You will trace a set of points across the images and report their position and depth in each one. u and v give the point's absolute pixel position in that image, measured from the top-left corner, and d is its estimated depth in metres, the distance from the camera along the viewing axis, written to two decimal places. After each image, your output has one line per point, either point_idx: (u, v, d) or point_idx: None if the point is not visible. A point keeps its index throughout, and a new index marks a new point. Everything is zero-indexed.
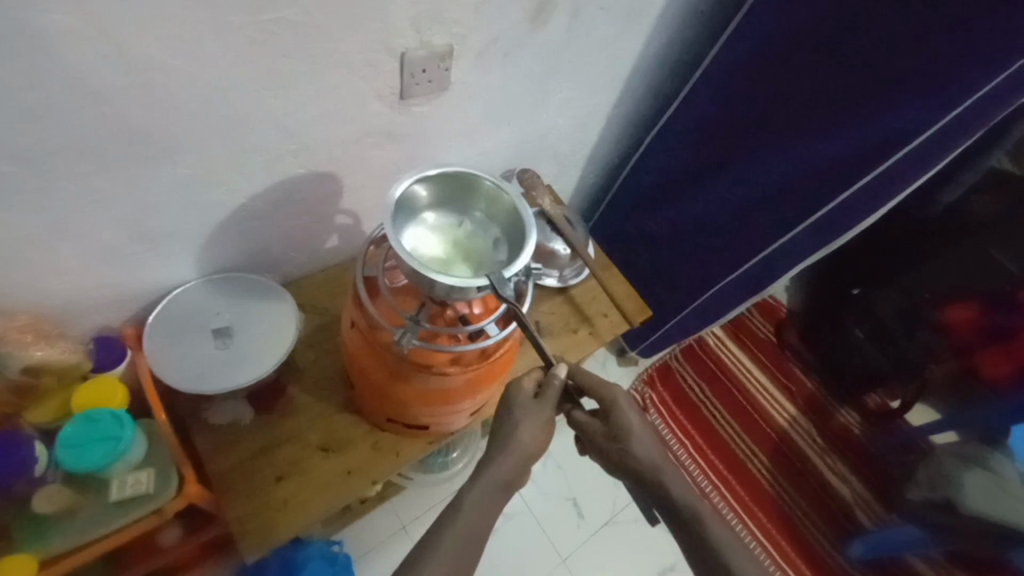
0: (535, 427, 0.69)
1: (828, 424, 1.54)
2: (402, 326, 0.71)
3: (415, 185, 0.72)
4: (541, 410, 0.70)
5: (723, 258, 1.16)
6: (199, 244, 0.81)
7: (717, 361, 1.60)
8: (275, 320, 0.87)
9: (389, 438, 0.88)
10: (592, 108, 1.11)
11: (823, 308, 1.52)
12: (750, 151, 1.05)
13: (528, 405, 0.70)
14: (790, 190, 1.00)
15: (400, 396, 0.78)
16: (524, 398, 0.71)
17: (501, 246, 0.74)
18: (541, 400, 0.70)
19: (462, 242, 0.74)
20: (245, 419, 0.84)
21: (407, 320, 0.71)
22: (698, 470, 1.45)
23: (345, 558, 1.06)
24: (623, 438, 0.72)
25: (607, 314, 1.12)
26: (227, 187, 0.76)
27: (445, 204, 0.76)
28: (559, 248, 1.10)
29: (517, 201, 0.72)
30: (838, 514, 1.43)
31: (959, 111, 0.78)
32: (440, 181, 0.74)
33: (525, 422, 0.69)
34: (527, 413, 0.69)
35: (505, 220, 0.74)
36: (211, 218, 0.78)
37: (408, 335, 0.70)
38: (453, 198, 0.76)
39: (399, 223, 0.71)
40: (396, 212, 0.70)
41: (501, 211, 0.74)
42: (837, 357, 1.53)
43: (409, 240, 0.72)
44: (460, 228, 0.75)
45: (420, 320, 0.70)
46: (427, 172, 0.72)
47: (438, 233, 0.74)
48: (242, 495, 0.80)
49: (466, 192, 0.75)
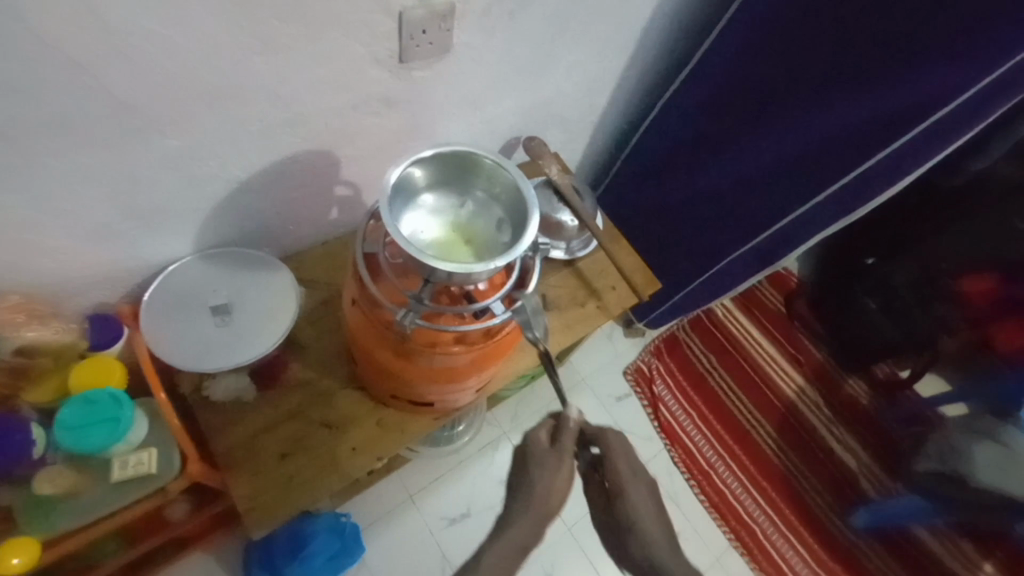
0: (548, 482, 0.68)
1: (836, 395, 1.53)
2: (403, 305, 0.69)
3: (409, 170, 0.66)
4: (556, 464, 0.68)
5: (733, 230, 1.12)
6: (193, 221, 0.78)
7: (726, 333, 1.58)
8: (275, 295, 0.83)
9: (392, 415, 0.87)
10: (601, 71, 1.05)
11: (837, 278, 1.51)
12: (769, 117, 0.99)
13: (543, 456, 0.69)
14: (807, 160, 0.96)
15: (404, 375, 0.77)
16: (540, 448, 0.70)
17: (505, 228, 0.69)
18: (559, 452, 0.69)
19: (465, 225, 0.70)
20: (249, 397, 0.83)
21: (409, 299, 0.68)
22: (704, 441, 1.45)
23: (352, 525, 1.07)
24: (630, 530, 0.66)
25: (614, 287, 1.09)
26: (220, 159, 0.72)
27: (444, 184, 0.70)
28: (566, 219, 1.07)
29: (519, 180, 0.67)
30: (842, 483, 1.44)
31: (993, 77, 0.72)
32: (437, 162, 0.68)
33: (541, 476, 0.68)
34: (545, 464, 0.69)
35: (507, 200, 0.69)
36: (204, 191, 0.75)
37: (410, 316, 0.67)
38: (451, 177, 0.70)
39: (396, 214, 0.67)
40: (392, 205, 0.66)
41: (503, 190, 0.69)
42: (848, 329, 1.51)
43: (409, 230, 0.68)
44: (461, 210, 0.70)
45: (422, 301, 0.67)
46: (421, 154, 0.66)
47: (439, 219, 0.70)
48: (246, 471, 0.79)
49: (464, 171, 0.70)
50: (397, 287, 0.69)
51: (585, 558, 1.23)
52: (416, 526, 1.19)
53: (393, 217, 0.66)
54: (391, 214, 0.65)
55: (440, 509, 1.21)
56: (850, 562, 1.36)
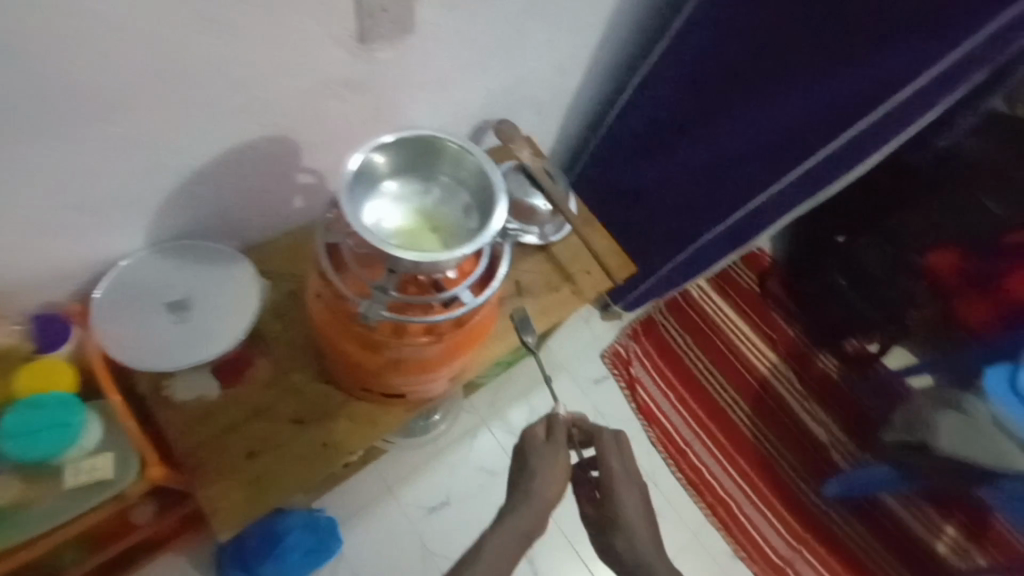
0: (547, 473, 0.74)
1: (808, 371, 1.56)
2: (368, 297, 0.67)
3: (370, 155, 0.63)
4: (554, 456, 0.75)
5: (708, 211, 1.12)
6: (145, 214, 0.73)
7: (701, 314, 1.59)
8: (234, 287, 0.79)
9: (365, 407, 0.85)
10: (572, 50, 1.02)
11: (810, 255, 1.52)
12: (741, 95, 0.98)
13: (541, 450, 0.76)
14: (778, 139, 0.95)
15: (374, 367, 0.75)
16: (538, 443, 0.76)
17: (473, 213, 0.67)
18: (555, 445, 0.76)
19: (430, 213, 0.67)
20: (212, 395, 0.80)
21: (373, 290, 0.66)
22: (681, 421, 1.47)
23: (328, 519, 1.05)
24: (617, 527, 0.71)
25: (589, 271, 1.08)
26: (170, 146, 0.68)
27: (407, 170, 0.68)
28: (538, 204, 1.05)
29: (484, 163, 0.65)
30: (814, 456, 1.47)
31: (961, 50, 0.72)
32: (398, 148, 0.66)
33: (539, 468, 0.74)
34: (544, 457, 0.75)
35: (474, 184, 0.67)
36: (152, 181, 0.71)
37: (374, 308, 0.65)
38: (415, 164, 0.68)
39: (358, 201, 0.63)
40: (352, 192, 0.62)
41: (469, 174, 0.67)
42: (819, 305, 1.56)
43: (372, 218, 0.65)
44: (427, 196, 0.68)
45: (387, 292, 0.65)
46: (382, 139, 0.63)
47: (404, 206, 0.67)
48: (212, 471, 0.77)
49: (428, 156, 0.67)
50: (361, 278, 0.66)
51: (569, 547, 1.22)
52: (395, 516, 1.18)
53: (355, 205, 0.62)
54: (352, 202, 0.62)
55: (420, 499, 1.21)
56: (823, 532, 1.40)
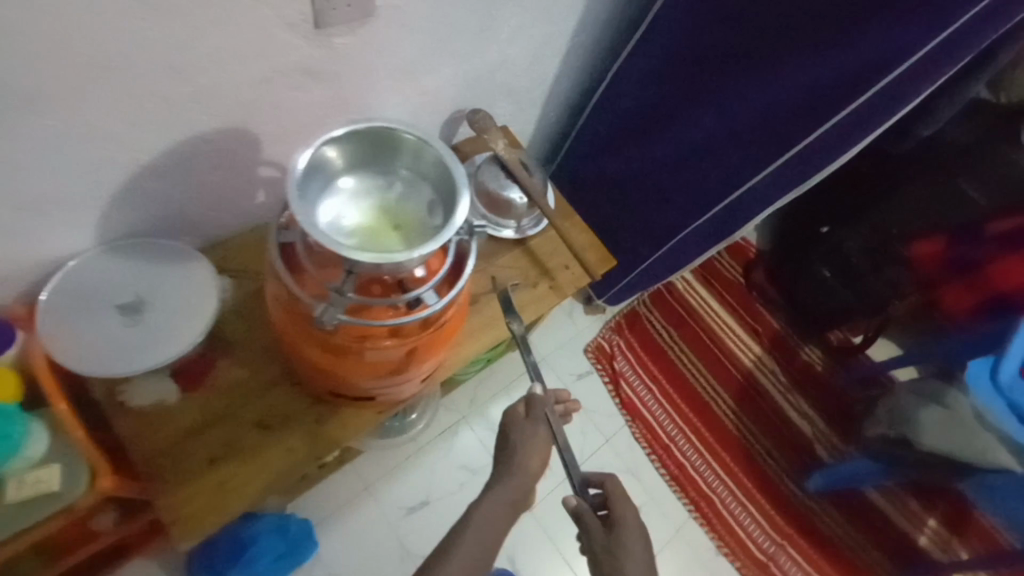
0: (530, 444, 0.78)
1: (792, 363, 1.55)
2: (324, 300, 0.63)
3: (322, 150, 0.60)
4: (534, 428, 0.79)
5: (688, 203, 1.10)
6: (92, 211, 0.70)
7: (685, 306, 1.58)
8: (191, 290, 0.76)
9: (333, 411, 0.82)
10: (547, 37, 0.99)
11: (794, 246, 1.50)
12: (721, 83, 0.96)
13: (521, 424, 0.79)
14: (758, 128, 0.93)
15: (338, 371, 0.72)
16: (518, 418, 0.80)
17: (436, 208, 0.64)
18: (535, 420, 0.79)
19: (391, 208, 0.64)
20: (171, 400, 0.77)
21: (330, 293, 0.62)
22: (665, 415, 1.46)
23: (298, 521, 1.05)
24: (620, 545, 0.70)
25: (568, 266, 1.05)
26: (116, 140, 0.65)
27: (365, 164, 0.64)
28: (515, 197, 1.02)
29: (445, 156, 0.62)
30: (797, 449, 1.47)
31: (945, 36, 0.70)
32: (353, 142, 0.62)
33: (522, 443, 0.78)
34: (524, 431, 0.79)
35: (436, 177, 0.64)
36: (99, 176, 0.67)
37: (330, 312, 0.62)
38: (372, 158, 0.64)
39: (312, 200, 0.60)
40: (305, 190, 0.59)
41: (431, 167, 0.64)
42: (804, 297, 1.53)
43: (329, 217, 0.61)
44: (386, 192, 0.64)
45: (345, 294, 0.61)
46: (334, 132, 0.60)
47: (364, 202, 0.64)
48: (171, 479, 0.74)
49: (385, 150, 0.64)
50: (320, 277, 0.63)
51: (550, 542, 1.21)
52: (374, 516, 1.16)
53: (309, 204, 0.59)
54: (306, 200, 0.58)
55: (398, 499, 1.18)
56: (806, 525, 1.40)
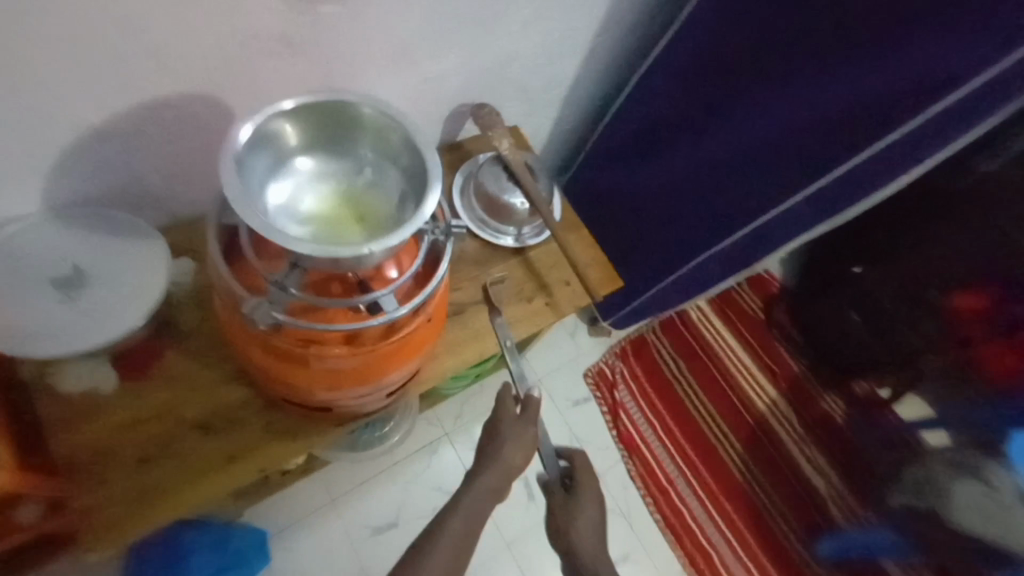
0: (516, 448, 0.71)
1: (809, 411, 1.42)
2: (261, 295, 0.56)
3: (270, 125, 0.51)
4: (526, 429, 0.73)
5: (709, 225, 1.00)
6: (35, 177, 0.63)
7: (697, 338, 1.46)
8: (139, 267, 0.68)
9: (286, 419, 0.73)
10: (565, 31, 0.91)
11: (820, 283, 1.41)
12: (754, 96, 0.86)
13: (512, 426, 0.73)
14: (790, 146, 0.83)
15: (285, 376, 0.63)
16: (510, 418, 0.73)
17: (404, 194, 0.54)
18: (527, 422, 0.73)
19: (353, 195, 0.55)
20: (107, 389, 0.70)
21: (269, 288, 0.55)
22: (665, 454, 1.34)
23: (244, 532, 1.00)
24: (575, 511, 0.73)
25: (568, 283, 0.96)
26: (61, 98, 0.58)
27: (324, 142, 0.55)
28: (515, 202, 0.94)
29: (414, 131, 0.52)
30: (808, 507, 1.33)
31: (1021, 55, 0.59)
32: (306, 116, 0.53)
33: (509, 443, 0.72)
34: (513, 434, 0.72)
35: (404, 157, 0.55)
36: (41, 137, 0.60)
37: (265, 310, 0.55)
38: (331, 136, 0.55)
39: (257, 184, 0.51)
40: (247, 172, 0.50)
41: (398, 146, 0.54)
42: (828, 340, 1.42)
43: (279, 204, 0.52)
44: (348, 175, 0.55)
45: (287, 290, 0.54)
46: (282, 103, 0.51)
47: (324, 188, 0.55)
48: (93, 479, 0.66)
49: (345, 126, 0.54)
50: (260, 270, 0.55)
51: None
52: (337, 533, 1.07)
53: (250, 188, 0.50)
54: (246, 184, 0.49)
55: (365, 517, 1.09)
56: None
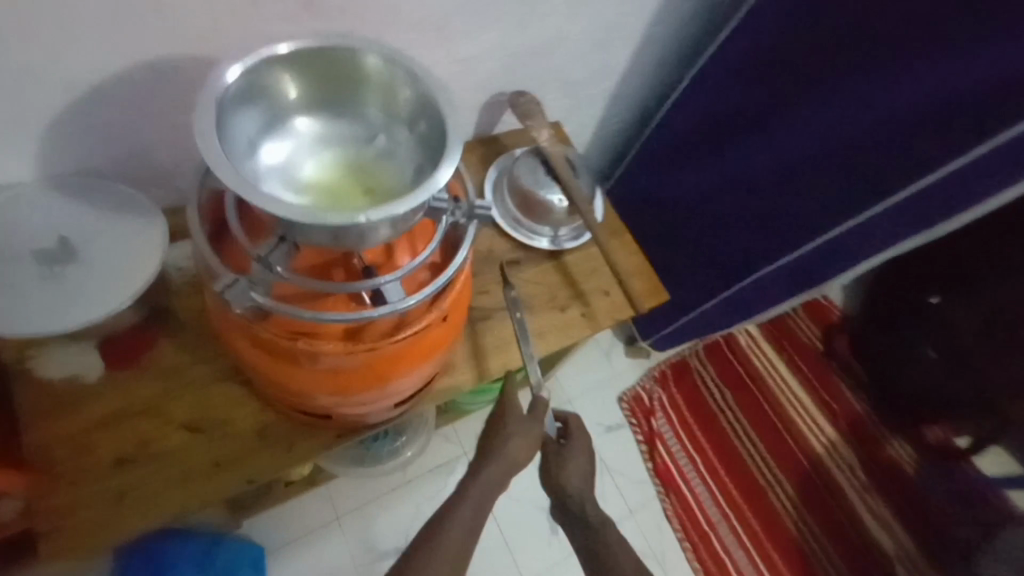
0: (526, 447, 0.64)
1: (873, 456, 1.26)
2: (244, 274, 0.47)
3: (259, 73, 0.44)
4: (532, 427, 0.65)
5: (770, 238, 0.88)
6: (29, 144, 0.58)
7: (746, 366, 1.31)
8: (132, 245, 0.61)
9: (282, 425, 0.65)
10: (617, 16, 0.82)
11: (886, 313, 1.25)
12: (837, 85, 0.74)
13: (521, 423, 0.65)
14: (872, 146, 0.72)
15: (276, 376, 0.55)
16: (518, 415, 0.66)
17: (417, 159, 0.46)
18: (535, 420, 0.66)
19: (356, 162, 0.47)
20: (92, 378, 0.63)
21: (254, 267, 0.46)
22: (707, 494, 1.20)
23: (236, 543, 0.92)
24: (565, 460, 0.69)
25: (607, 293, 0.86)
26: (53, 56, 0.52)
27: (324, 100, 0.47)
28: (554, 200, 0.84)
29: (429, 82, 0.44)
30: (870, 565, 1.17)
31: None
32: (303, 66, 0.45)
33: (515, 439, 0.64)
34: (520, 434, 0.65)
35: (416, 117, 0.46)
36: (31, 100, 0.54)
37: (247, 291, 0.46)
38: (333, 93, 0.47)
39: (245, 140, 0.44)
40: (233, 125, 0.43)
41: (410, 103, 0.46)
42: (895, 373, 1.25)
43: (271, 167, 0.45)
44: (351, 140, 0.47)
45: (272, 269, 0.46)
46: (274, 49, 0.43)
47: (327, 154, 0.47)
48: (65, 478, 0.59)
49: (350, 81, 0.47)
50: (243, 245, 0.46)
51: None
52: (339, 555, 0.98)
53: (234, 144, 0.43)
54: (229, 137, 0.42)
55: (372, 539, 1.00)
56: None
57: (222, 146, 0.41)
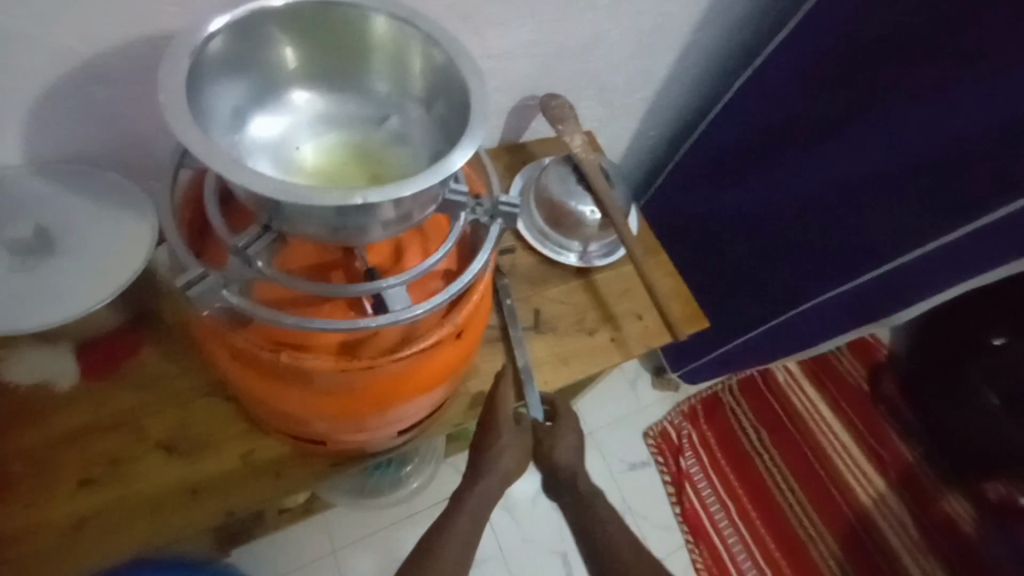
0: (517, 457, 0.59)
1: (929, 514, 1.12)
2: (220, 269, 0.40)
3: (250, 35, 0.38)
4: (523, 439, 0.59)
5: (825, 264, 0.78)
6: (13, 126, 0.53)
7: (786, 405, 1.19)
8: (120, 240, 0.55)
9: (269, 450, 0.57)
10: (658, 17, 0.75)
11: (936, 359, 1.16)
12: (912, 95, 0.64)
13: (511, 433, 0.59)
14: (952, 165, 0.62)
15: (258, 394, 0.47)
16: (507, 424, 0.59)
17: (430, 143, 0.40)
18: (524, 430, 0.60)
19: (362, 146, 0.41)
20: (66, 385, 0.57)
21: (232, 261, 0.39)
22: (740, 546, 1.08)
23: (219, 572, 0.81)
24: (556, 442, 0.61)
25: (641, 317, 0.77)
26: (34, 27, 0.46)
27: (327, 73, 0.42)
28: (586, 211, 0.76)
29: (447, 51, 0.38)
30: None
31: None
32: (302, 30, 0.39)
33: (508, 452, 0.58)
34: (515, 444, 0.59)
35: (430, 94, 0.40)
36: (11, 76, 0.49)
37: (223, 290, 0.39)
38: (337, 65, 0.41)
39: (232, 106, 0.39)
40: (218, 87, 0.38)
41: (425, 78, 0.40)
42: (949, 421, 1.15)
43: (261, 140, 0.40)
44: (356, 120, 0.42)
45: (253, 264, 0.39)
46: (267, 6, 0.37)
47: (328, 131, 0.42)
48: (23, 498, 0.53)
49: (357, 50, 0.41)
50: (222, 236, 0.39)
51: None
52: None
53: (217, 108, 0.37)
54: (210, 99, 0.37)
55: None
56: None
57: (199, 106, 0.36)
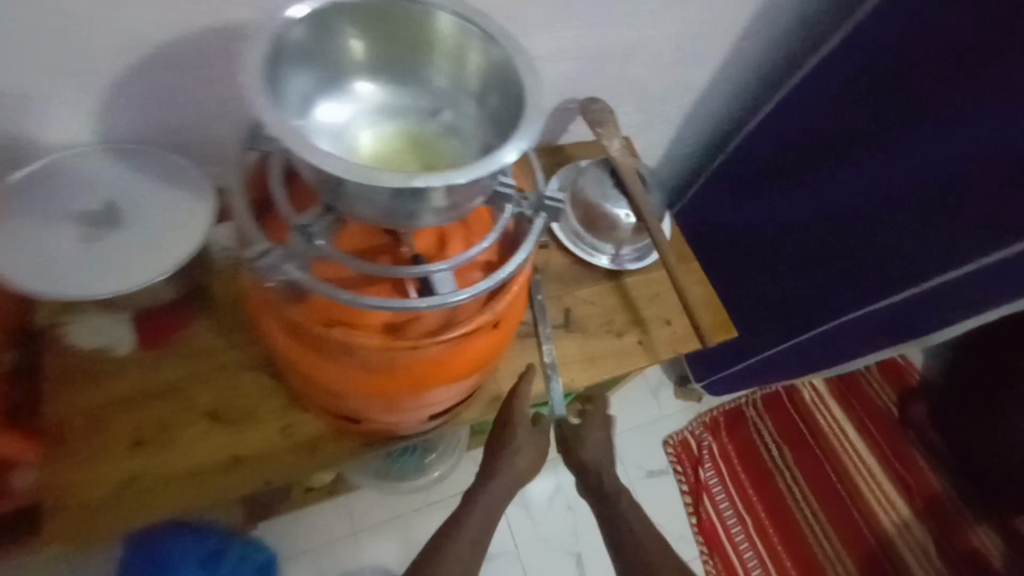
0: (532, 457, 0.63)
1: (954, 543, 1.09)
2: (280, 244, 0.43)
3: (322, 27, 0.40)
4: (539, 438, 0.64)
5: (857, 279, 0.78)
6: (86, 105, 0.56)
7: (810, 423, 1.18)
8: (177, 221, 0.58)
9: (306, 425, 0.60)
10: (701, 26, 0.75)
11: (969, 387, 1.11)
12: (956, 115, 0.63)
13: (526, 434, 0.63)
14: (995, 185, 0.61)
15: (303, 369, 0.49)
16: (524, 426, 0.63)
17: (483, 136, 0.42)
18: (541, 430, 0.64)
19: (418, 137, 0.43)
20: (121, 351, 0.60)
21: (292, 237, 0.42)
22: (756, 562, 1.07)
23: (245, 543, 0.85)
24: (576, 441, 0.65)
25: (670, 323, 0.78)
26: (114, 14, 0.50)
27: (389, 67, 0.44)
28: (620, 214, 0.77)
29: (505, 49, 0.40)
30: None
31: None
32: (368, 24, 0.42)
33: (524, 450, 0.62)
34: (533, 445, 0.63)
35: (485, 89, 0.42)
36: (88, 59, 0.52)
37: (282, 264, 0.41)
38: (399, 60, 0.44)
39: (299, 92, 0.41)
40: (289, 73, 0.40)
41: (481, 74, 0.42)
42: (983, 452, 1.10)
43: (324, 125, 0.42)
44: (413, 112, 0.44)
45: (313, 241, 0.41)
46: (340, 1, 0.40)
47: (386, 121, 0.44)
48: (78, 454, 0.56)
49: (418, 46, 0.43)
50: (284, 214, 0.42)
51: None
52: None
53: (287, 92, 0.40)
54: (283, 83, 0.39)
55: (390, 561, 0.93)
56: None
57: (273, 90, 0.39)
